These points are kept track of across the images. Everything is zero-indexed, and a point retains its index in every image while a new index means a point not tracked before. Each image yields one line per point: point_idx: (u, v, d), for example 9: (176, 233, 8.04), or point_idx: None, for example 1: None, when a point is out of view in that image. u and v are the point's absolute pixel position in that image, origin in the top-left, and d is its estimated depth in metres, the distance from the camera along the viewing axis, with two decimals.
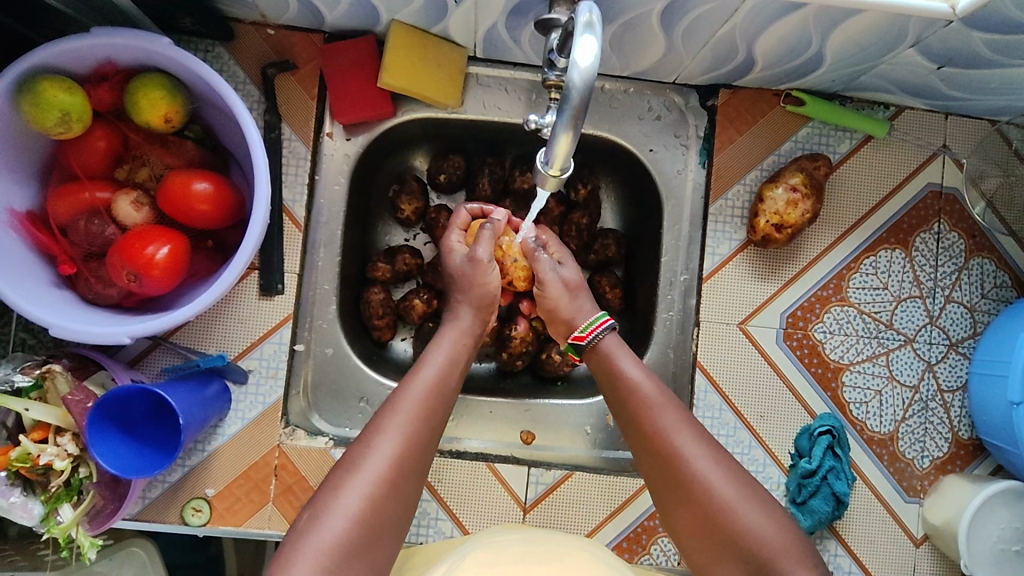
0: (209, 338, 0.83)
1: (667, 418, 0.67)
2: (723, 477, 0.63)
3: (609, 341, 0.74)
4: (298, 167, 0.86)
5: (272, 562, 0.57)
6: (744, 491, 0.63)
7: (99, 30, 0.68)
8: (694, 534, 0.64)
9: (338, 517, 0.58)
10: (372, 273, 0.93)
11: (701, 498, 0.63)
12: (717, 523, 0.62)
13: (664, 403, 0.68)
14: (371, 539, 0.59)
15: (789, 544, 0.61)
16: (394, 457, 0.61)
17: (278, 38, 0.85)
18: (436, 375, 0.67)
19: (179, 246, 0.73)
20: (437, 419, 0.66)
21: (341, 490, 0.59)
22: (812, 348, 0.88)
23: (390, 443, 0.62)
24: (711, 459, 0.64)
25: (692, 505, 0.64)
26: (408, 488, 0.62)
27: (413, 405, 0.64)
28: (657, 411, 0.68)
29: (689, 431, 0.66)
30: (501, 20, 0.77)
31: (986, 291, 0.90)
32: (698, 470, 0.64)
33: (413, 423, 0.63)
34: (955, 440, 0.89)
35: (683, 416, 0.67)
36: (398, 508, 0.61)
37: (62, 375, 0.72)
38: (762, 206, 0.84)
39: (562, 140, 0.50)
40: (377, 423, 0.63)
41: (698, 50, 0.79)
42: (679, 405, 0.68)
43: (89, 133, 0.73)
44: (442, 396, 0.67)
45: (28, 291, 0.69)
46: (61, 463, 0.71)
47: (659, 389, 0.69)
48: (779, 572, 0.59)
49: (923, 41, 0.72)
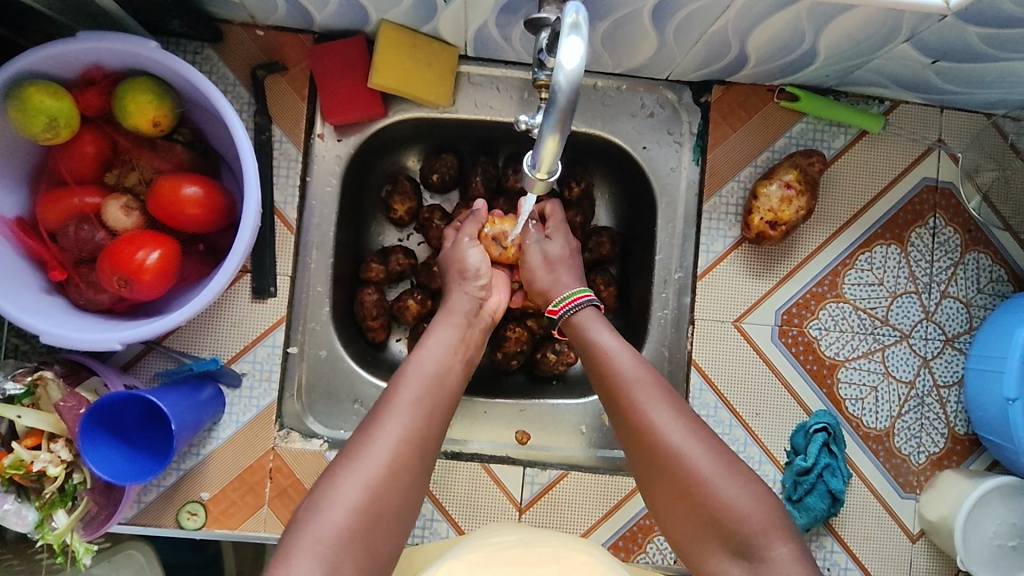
0: (202, 342, 0.83)
1: (644, 392, 0.68)
2: (694, 442, 0.64)
3: (585, 314, 0.77)
4: (289, 168, 0.85)
5: (275, 553, 0.56)
6: (721, 464, 0.63)
7: (84, 34, 0.67)
8: (670, 507, 0.65)
9: (339, 504, 0.58)
10: (366, 273, 0.93)
11: (674, 468, 0.64)
12: (690, 494, 0.63)
13: (641, 378, 0.69)
14: (374, 533, 0.59)
15: (767, 517, 0.61)
16: (398, 445, 0.62)
17: (267, 38, 0.84)
18: (433, 372, 0.69)
19: (169, 251, 0.73)
20: (439, 416, 0.67)
21: (340, 478, 0.59)
22: (807, 345, 0.88)
23: (392, 435, 0.62)
24: (684, 430, 0.65)
25: (665, 475, 0.64)
26: (411, 485, 0.62)
27: (412, 398, 0.66)
28: (633, 384, 0.69)
29: (664, 403, 0.67)
30: (491, 18, 0.76)
31: (983, 286, 0.89)
32: (673, 441, 0.64)
33: (415, 417, 0.65)
34: (952, 435, 0.89)
35: (655, 384, 0.69)
36: (403, 504, 0.61)
37: (54, 382, 0.71)
38: (756, 203, 0.84)
39: (549, 142, 0.50)
40: (376, 415, 0.64)
41: (690, 47, 0.78)
42: (656, 379, 0.69)
43: (77, 138, 0.72)
44: (441, 393, 0.69)
45: (17, 298, 0.69)
46: (54, 470, 0.71)
47: (635, 359, 0.71)
48: (750, 535, 0.60)
49: (917, 35, 0.71)
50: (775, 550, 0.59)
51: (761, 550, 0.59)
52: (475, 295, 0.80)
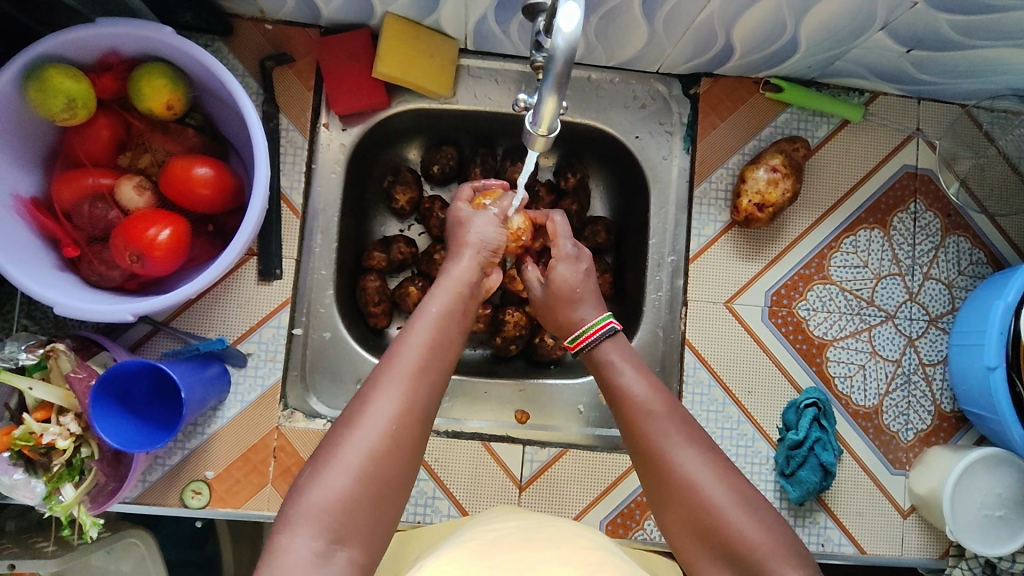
0: (210, 323, 0.85)
1: (657, 421, 0.68)
2: (706, 471, 0.64)
3: (604, 347, 0.76)
4: (295, 156, 0.88)
5: (279, 516, 0.58)
6: (733, 492, 0.63)
7: (103, 20, 0.71)
8: (683, 535, 0.65)
9: (341, 472, 0.58)
10: (368, 261, 0.96)
11: (688, 499, 0.64)
12: (703, 524, 0.62)
13: (657, 408, 0.69)
14: (375, 502, 0.59)
15: (776, 543, 0.60)
16: (396, 411, 0.61)
17: (276, 32, 0.88)
18: (429, 334, 0.67)
19: (180, 229, 0.75)
20: (436, 378, 0.66)
21: (340, 453, 0.59)
22: (796, 325, 0.91)
23: (389, 401, 0.62)
24: (698, 460, 0.65)
25: (680, 505, 0.64)
26: (407, 449, 0.62)
27: (409, 362, 0.65)
28: (648, 415, 0.68)
29: (678, 432, 0.67)
30: (491, 11, 0.80)
31: (964, 268, 0.93)
32: (688, 472, 0.64)
33: (410, 382, 0.64)
34: (938, 413, 0.91)
35: (670, 412, 0.68)
36: (403, 467, 0.61)
37: (65, 354, 0.73)
38: (744, 186, 0.87)
39: (548, 103, 0.53)
40: (373, 382, 0.63)
41: (679, 38, 0.83)
42: (670, 408, 0.69)
43: (93, 121, 0.75)
44: (438, 356, 0.67)
45: (32, 271, 0.71)
46: (63, 443, 0.72)
47: (650, 387, 0.70)
48: (758, 563, 0.60)
49: (891, 24, 0.76)
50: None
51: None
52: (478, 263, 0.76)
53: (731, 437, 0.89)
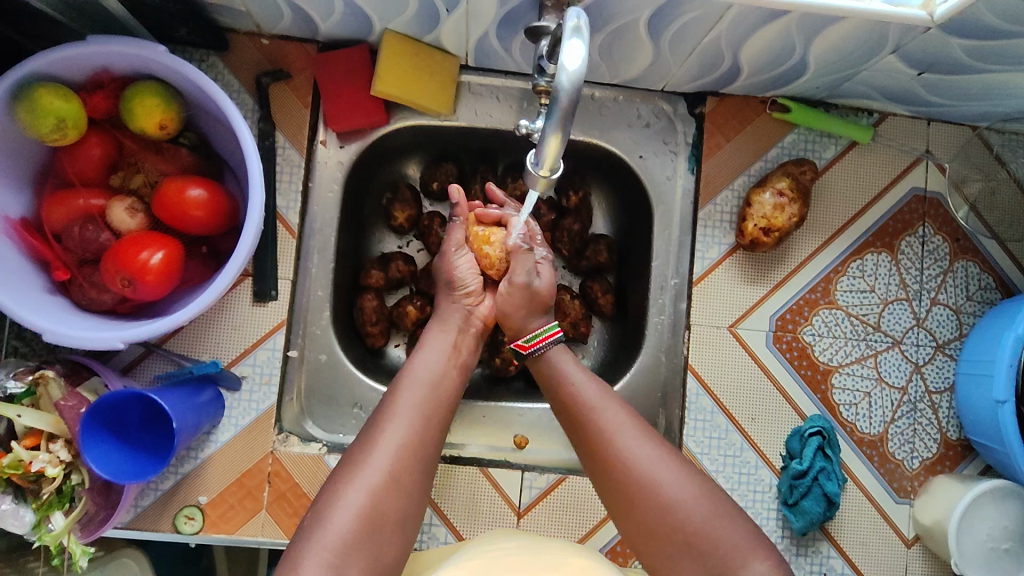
0: (204, 345, 0.83)
1: (610, 418, 0.69)
2: (662, 467, 0.65)
3: (553, 352, 0.77)
4: (292, 174, 0.87)
5: (283, 558, 0.57)
6: (694, 488, 0.64)
7: (94, 38, 0.69)
8: (644, 535, 0.65)
9: (345, 510, 0.58)
10: (366, 280, 0.94)
11: (645, 496, 0.64)
12: (664, 521, 0.63)
13: (608, 406, 0.70)
14: (382, 534, 0.59)
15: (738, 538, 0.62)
16: (405, 443, 0.63)
17: (272, 47, 0.86)
18: (434, 372, 0.71)
19: (173, 252, 0.73)
20: (438, 419, 0.68)
21: (343, 487, 0.60)
22: (801, 351, 0.89)
23: (398, 433, 0.64)
24: (653, 457, 0.66)
25: (637, 503, 0.65)
26: (411, 487, 0.62)
27: (413, 400, 0.67)
28: (601, 414, 0.70)
29: (632, 429, 0.68)
30: (492, 29, 0.78)
31: (972, 293, 0.91)
32: (642, 468, 0.65)
33: (417, 415, 0.66)
34: (945, 441, 0.90)
35: (621, 411, 0.70)
36: (412, 500, 0.62)
37: (55, 381, 0.72)
38: (750, 210, 0.86)
39: (552, 141, 0.51)
40: (381, 416, 0.65)
41: (685, 58, 0.81)
42: (621, 406, 0.71)
43: (84, 141, 0.74)
44: (439, 396, 0.69)
45: (21, 296, 0.69)
46: (53, 471, 0.70)
47: (599, 388, 0.72)
48: (726, 559, 0.61)
49: (903, 48, 0.74)
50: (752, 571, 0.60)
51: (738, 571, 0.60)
52: (464, 304, 0.79)
53: (734, 464, 0.87)
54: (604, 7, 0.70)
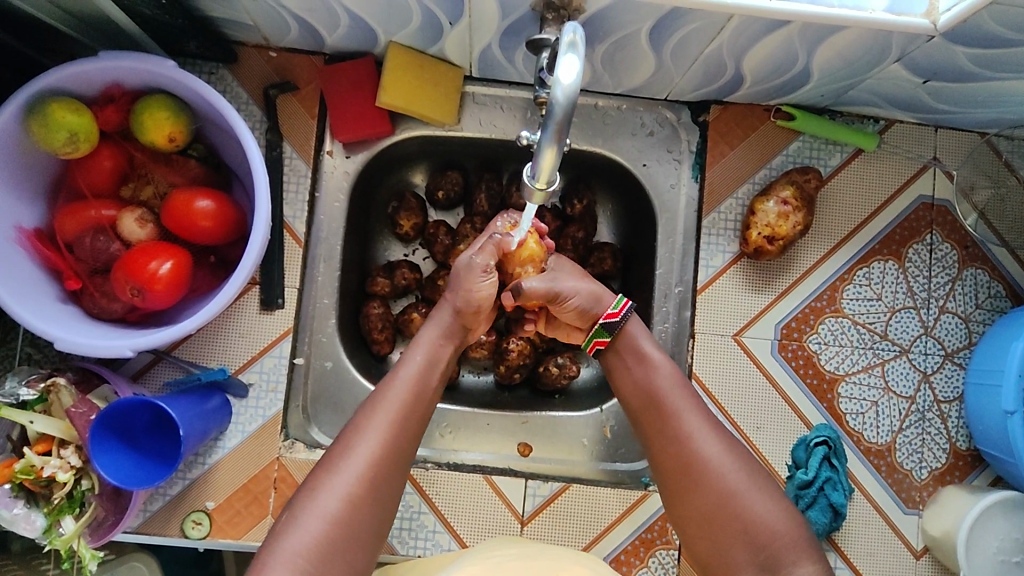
0: (211, 353, 0.84)
1: (681, 402, 0.69)
2: (729, 459, 0.66)
3: (634, 324, 0.75)
4: (298, 184, 0.88)
5: (253, 559, 0.57)
6: (752, 480, 0.65)
7: (106, 54, 0.71)
8: (698, 525, 0.65)
9: (316, 517, 0.58)
10: (372, 287, 0.95)
11: (710, 483, 0.65)
12: (725, 509, 0.63)
13: (681, 387, 0.70)
14: (352, 545, 0.59)
15: (791, 535, 0.62)
16: (373, 457, 0.62)
17: (280, 60, 0.87)
18: (415, 375, 0.68)
19: (181, 261, 0.75)
20: (415, 427, 0.66)
21: (320, 489, 0.59)
22: (807, 359, 0.89)
23: (369, 444, 0.62)
24: (719, 445, 0.66)
25: (700, 490, 0.65)
26: (386, 494, 0.62)
27: (391, 407, 0.65)
28: (670, 394, 0.70)
29: (700, 417, 0.68)
30: (494, 40, 0.79)
31: (981, 301, 0.90)
32: (709, 455, 0.66)
33: (390, 425, 0.64)
34: (954, 451, 0.89)
35: (689, 396, 0.70)
36: (374, 516, 0.61)
37: (66, 389, 0.73)
38: (753, 218, 0.86)
39: (547, 154, 0.52)
40: (357, 423, 0.64)
41: (688, 67, 0.81)
42: (688, 392, 0.70)
43: (95, 153, 0.76)
44: (421, 402, 0.67)
45: (34, 305, 0.71)
46: (63, 476, 0.72)
47: (671, 368, 0.72)
48: (779, 552, 0.61)
49: (907, 55, 0.73)
50: (800, 568, 0.60)
51: (788, 567, 0.60)
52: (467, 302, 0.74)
53: None
54: (606, 18, 0.70)
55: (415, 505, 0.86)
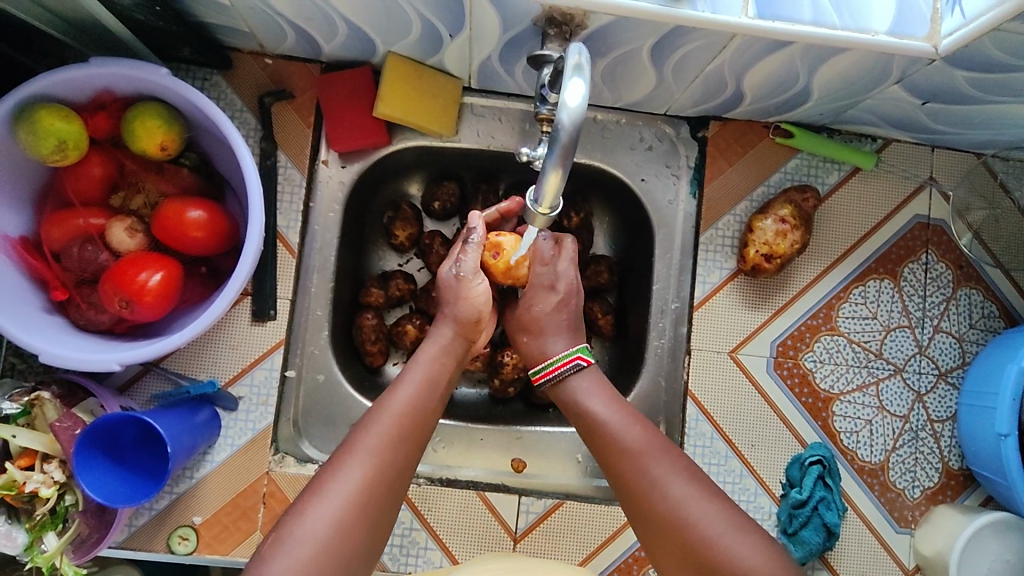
0: (201, 364, 0.83)
1: (641, 453, 0.67)
2: (696, 500, 0.63)
3: (574, 381, 0.75)
4: (293, 194, 0.86)
5: None
6: (724, 517, 0.62)
7: (98, 60, 0.69)
8: (682, 573, 0.62)
9: (303, 542, 0.56)
10: (365, 298, 0.94)
11: (676, 528, 0.62)
12: (697, 552, 0.60)
13: (640, 438, 0.68)
14: (339, 573, 0.56)
15: (775, 571, 0.58)
16: (366, 480, 0.59)
17: (275, 67, 0.86)
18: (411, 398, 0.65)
19: (172, 273, 0.73)
20: (413, 451, 0.64)
21: (310, 510, 0.57)
22: (802, 377, 0.89)
23: (361, 466, 0.60)
24: (687, 490, 0.64)
25: (670, 539, 0.62)
26: (378, 519, 0.60)
27: (386, 426, 0.63)
28: (631, 447, 0.67)
29: (666, 462, 0.66)
30: (495, 52, 0.78)
31: (975, 322, 0.90)
32: (676, 502, 0.63)
33: (386, 447, 0.61)
34: (946, 470, 0.89)
35: (654, 443, 0.67)
36: (365, 542, 0.58)
37: (51, 403, 0.72)
38: (751, 236, 0.85)
39: (551, 178, 0.51)
40: (349, 444, 0.61)
41: (688, 84, 0.80)
42: (651, 441, 0.68)
43: (85, 160, 0.74)
44: (418, 422, 0.65)
45: (17, 317, 0.69)
46: (47, 491, 0.70)
47: (628, 420, 0.70)
48: None
49: (907, 78, 0.73)
50: None
51: None
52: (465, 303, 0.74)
53: (733, 491, 0.87)
54: (607, 35, 0.70)
55: (407, 521, 0.85)
